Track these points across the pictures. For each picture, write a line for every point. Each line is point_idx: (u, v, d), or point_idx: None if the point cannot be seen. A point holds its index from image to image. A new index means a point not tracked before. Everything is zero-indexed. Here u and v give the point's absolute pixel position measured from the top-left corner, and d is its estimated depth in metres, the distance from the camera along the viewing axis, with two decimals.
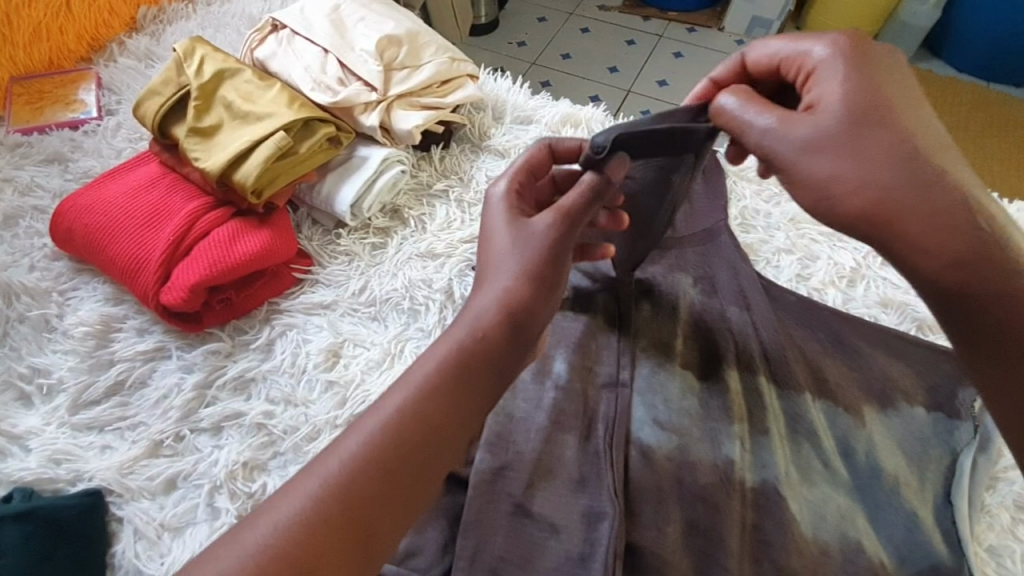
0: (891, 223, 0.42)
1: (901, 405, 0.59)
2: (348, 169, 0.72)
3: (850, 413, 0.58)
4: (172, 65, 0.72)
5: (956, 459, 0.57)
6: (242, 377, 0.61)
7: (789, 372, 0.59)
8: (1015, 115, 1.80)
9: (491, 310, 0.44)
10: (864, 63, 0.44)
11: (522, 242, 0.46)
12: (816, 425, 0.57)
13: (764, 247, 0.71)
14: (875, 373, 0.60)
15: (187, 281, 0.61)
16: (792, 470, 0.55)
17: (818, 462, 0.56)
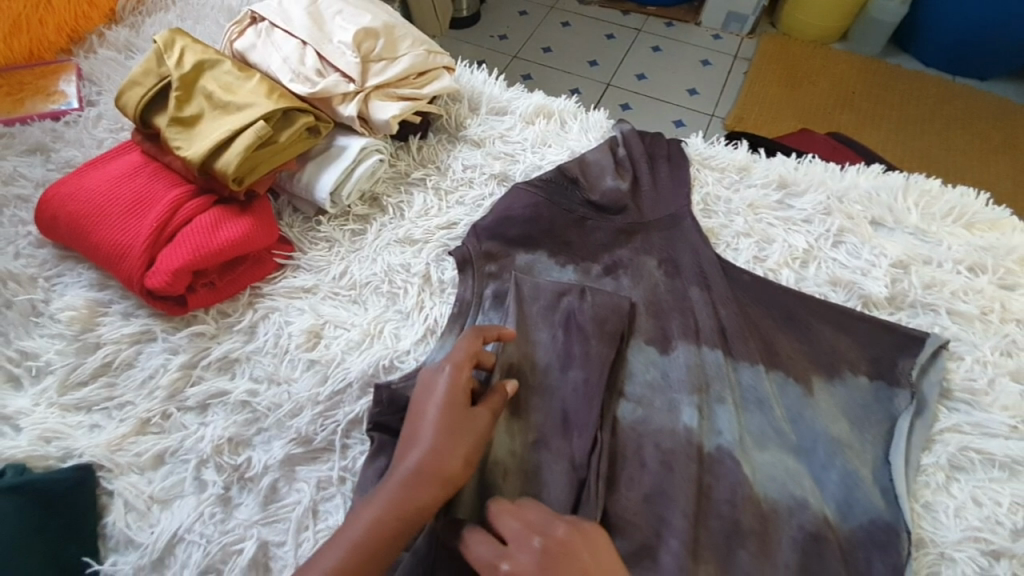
0: None
1: (846, 374, 0.63)
2: (327, 158, 0.75)
3: (799, 383, 0.63)
4: (152, 57, 0.73)
5: (897, 425, 0.60)
6: (226, 357, 0.63)
7: (743, 347, 0.64)
8: (977, 106, 1.88)
9: (445, 430, 0.51)
10: None
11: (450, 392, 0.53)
12: (766, 396, 0.62)
13: (724, 232, 0.74)
14: (823, 346, 0.65)
15: (171, 265, 0.62)
16: (746, 435, 0.60)
17: (770, 428, 0.60)
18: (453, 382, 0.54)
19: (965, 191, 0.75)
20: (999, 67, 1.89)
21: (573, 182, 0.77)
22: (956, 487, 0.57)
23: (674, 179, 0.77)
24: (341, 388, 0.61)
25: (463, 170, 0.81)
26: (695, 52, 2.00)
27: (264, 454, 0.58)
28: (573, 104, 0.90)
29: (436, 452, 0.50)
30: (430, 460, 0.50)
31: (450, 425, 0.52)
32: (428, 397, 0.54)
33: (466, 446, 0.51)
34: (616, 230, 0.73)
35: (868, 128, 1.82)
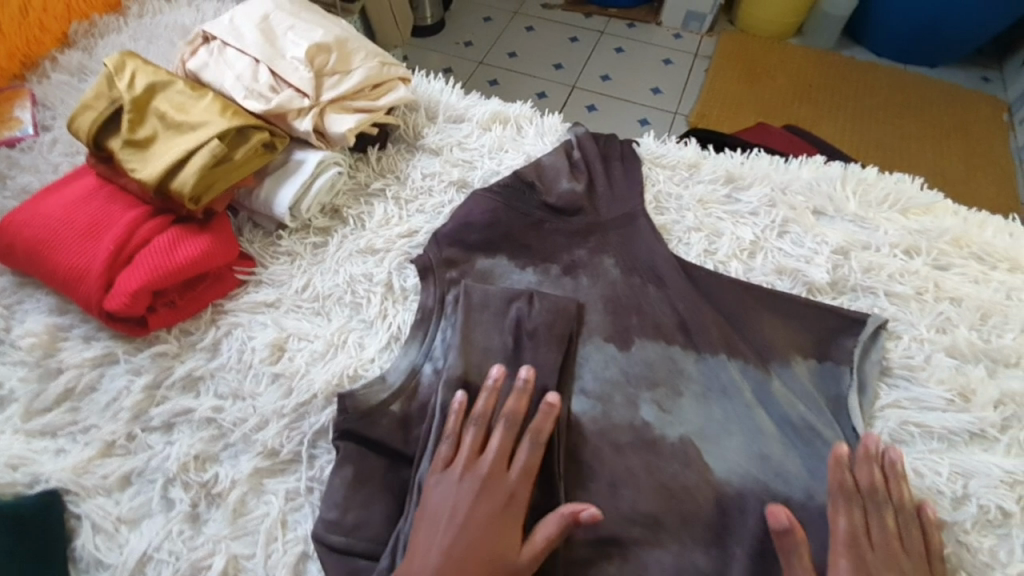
0: None
1: (795, 360, 0.66)
2: (285, 173, 0.75)
3: (750, 370, 0.65)
4: (103, 80, 0.73)
5: (844, 407, 0.63)
6: (190, 376, 0.63)
7: (697, 339, 0.67)
8: (928, 93, 1.96)
9: (475, 529, 0.53)
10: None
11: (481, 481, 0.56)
12: (715, 385, 0.65)
13: (676, 227, 0.77)
14: (771, 331, 0.68)
15: (130, 287, 0.63)
16: (701, 427, 0.62)
17: (721, 417, 0.63)
18: (478, 499, 0.55)
19: (901, 178, 0.79)
20: (947, 55, 1.97)
21: (529, 186, 0.79)
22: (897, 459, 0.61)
23: (627, 180, 0.80)
24: (306, 399, 0.62)
25: (423, 179, 0.83)
26: (657, 51, 2.04)
27: (231, 469, 0.59)
28: (528, 109, 0.92)
29: (466, 543, 0.52)
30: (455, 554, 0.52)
31: (473, 540, 0.53)
32: (447, 501, 0.55)
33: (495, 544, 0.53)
34: (572, 231, 0.75)
35: (824, 119, 1.88)
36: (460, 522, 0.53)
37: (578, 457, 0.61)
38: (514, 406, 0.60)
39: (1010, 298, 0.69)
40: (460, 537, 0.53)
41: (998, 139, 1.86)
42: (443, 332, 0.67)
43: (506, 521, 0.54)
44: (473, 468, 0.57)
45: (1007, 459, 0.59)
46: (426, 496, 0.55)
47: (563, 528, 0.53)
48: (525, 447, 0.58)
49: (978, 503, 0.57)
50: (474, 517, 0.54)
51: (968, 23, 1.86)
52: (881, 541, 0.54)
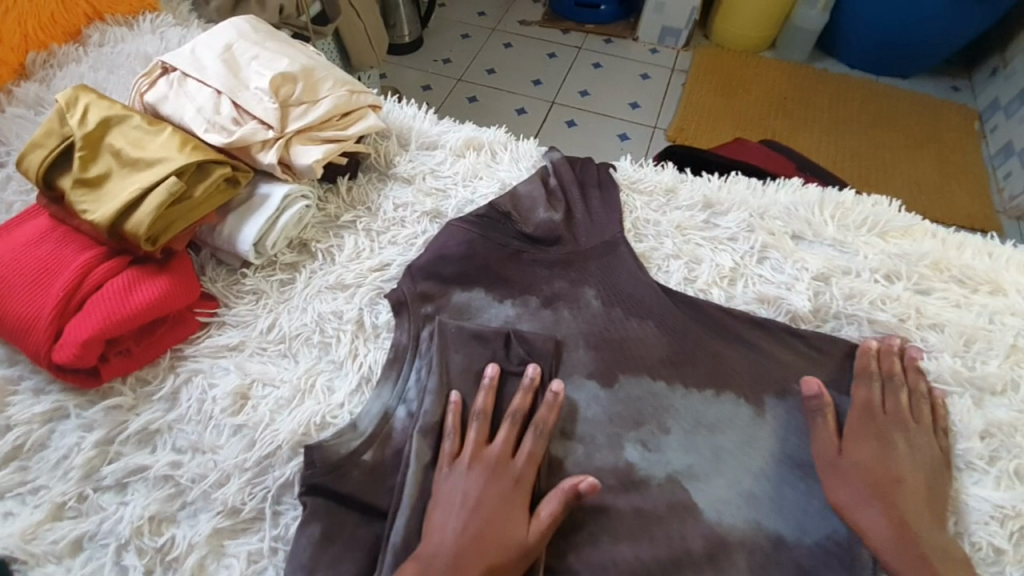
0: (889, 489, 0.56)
1: (787, 391, 0.65)
2: (249, 208, 0.72)
3: (741, 404, 0.64)
4: (54, 116, 0.69)
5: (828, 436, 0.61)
6: (147, 429, 0.60)
7: (685, 374, 0.65)
8: (902, 104, 1.99)
9: (480, 514, 0.54)
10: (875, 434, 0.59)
11: (487, 470, 0.57)
12: (694, 417, 0.63)
13: (655, 255, 0.75)
14: (753, 361, 0.66)
15: (79, 336, 0.59)
16: (689, 467, 0.61)
17: (707, 453, 0.62)
18: (487, 484, 0.56)
19: (879, 201, 0.79)
20: (917, 66, 2.01)
21: (506, 216, 0.77)
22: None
23: (606, 207, 0.78)
24: (270, 451, 0.59)
25: (395, 210, 0.80)
26: (635, 66, 2.05)
27: (190, 530, 0.55)
28: (503, 135, 0.90)
29: (471, 526, 0.54)
30: (463, 541, 0.53)
31: (480, 526, 0.54)
32: (456, 490, 0.56)
33: (503, 527, 0.54)
34: (550, 261, 0.73)
35: (801, 132, 1.90)
36: (470, 507, 0.55)
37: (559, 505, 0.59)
38: (521, 398, 0.62)
39: (991, 322, 0.68)
40: (472, 520, 0.54)
41: (971, 148, 1.88)
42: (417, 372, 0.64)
43: (513, 507, 0.55)
44: (480, 457, 0.58)
45: (996, 492, 0.58)
46: (434, 487, 0.56)
47: (565, 502, 0.55)
48: (529, 434, 0.59)
49: (969, 541, 0.56)
50: (479, 504, 0.55)
51: (936, 37, 1.90)
52: (888, 408, 0.61)
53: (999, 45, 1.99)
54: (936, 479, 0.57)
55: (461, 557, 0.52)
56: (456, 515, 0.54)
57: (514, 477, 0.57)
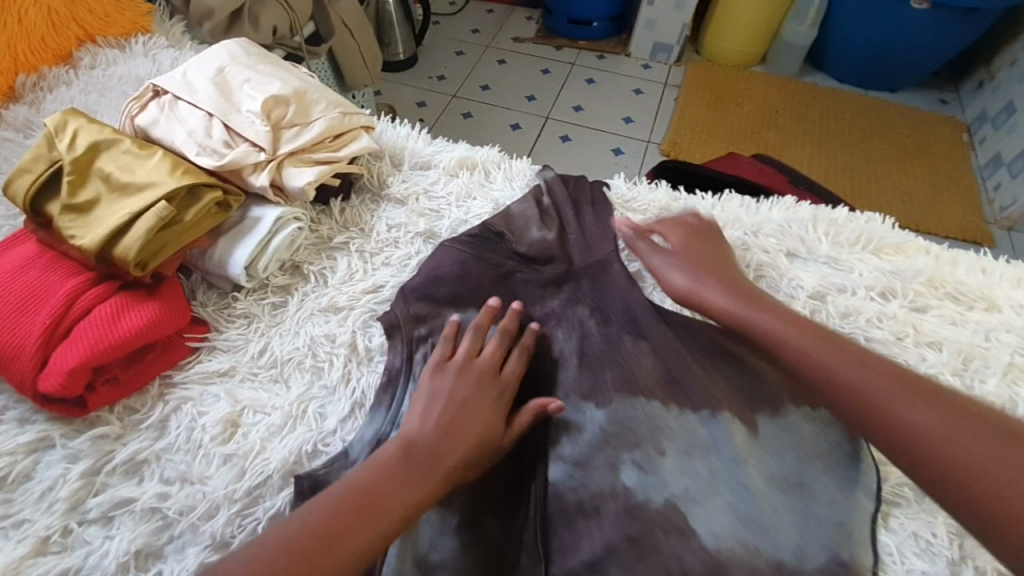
0: (882, 415, 0.57)
1: (789, 409, 0.64)
2: (240, 232, 0.72)
3: (742, 423, 0.63)
4: (42, 141, 0.69)
5: (827, 455, 0.62)
6: (133, 459, 0.58)
7: (685, 393, 0.64)
8: (891, 117, 2.01)
9: (464, 411, 0.59)
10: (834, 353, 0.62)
11: (474, 372, 0.62)
12: (691, 436, 0.62)
13: (649, 274, 0.75)
14: (750, 381, 0.66)
15: (66, 365, 0.58)
16: (686, 489, 0.59)
17: (703, 473, 0.60)
18: (473, 387, 0.61)
19: (871, 218, 0.79)
20: (904, 79, 2.04)
21: (500, 236, 0.77)
22: (886, 517, 0.59)
23: (600, 223, 0.78)
24: (261, 481, 0.58)
25: (388, 230, 0.80)
26: (628, 81, 2.07)
27: (177, 564, 0.53)
28: (497, 154, 0.90)
29: (456, 420, 0.58)
30: (450, 430, 0.57)
31: (453, 421, 0.58)
32: (445, 388, 0.61)
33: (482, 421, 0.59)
34: (544, 281, 0.73)
35: (793, 145, 1.91)
36: (456, 404, 0.59)
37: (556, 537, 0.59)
38: (512, 321, 0.67)
39: (987, 338, 0.68)
40: (455, 418, 0.58)
41: (960, 161, 1.90)
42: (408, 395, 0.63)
43: (494, 411, 0.61)
44: (468, 364, 0.63)
45: None
46: (423, 383, 0.61)
47: (537, 416, 0.62)
48: (516, 354, 0.65)
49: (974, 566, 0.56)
50: (466, 401, 0.60)
51: (923, 51, 1.92)
52: (830, 331, 0.65)
53: (984, 60, 2.02)
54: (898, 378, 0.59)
55: (439, 446, 0.56)
56: (443, 407, 0.59)
57: (498, 384, 0.62)
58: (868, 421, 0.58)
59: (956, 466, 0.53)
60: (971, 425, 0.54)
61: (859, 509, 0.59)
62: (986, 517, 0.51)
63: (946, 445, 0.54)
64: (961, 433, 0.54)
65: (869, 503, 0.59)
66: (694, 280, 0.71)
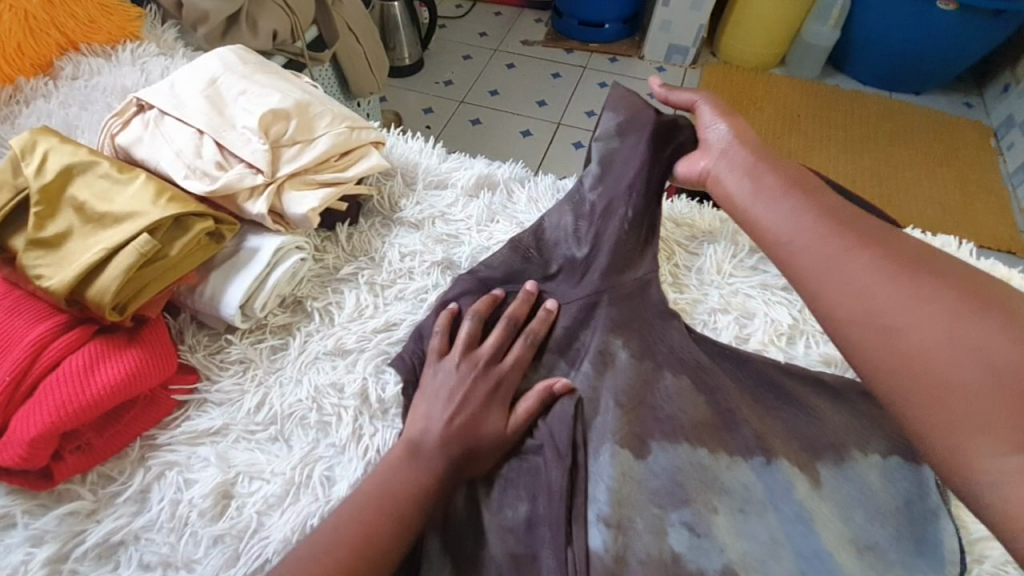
0: (866, 321, 0.46)
1: (855, 454, 0.54)
2: (233, 266, 0.63)
3: (804, 473, 0.53)
4: (8, 165, 0.61)
5: (925, 514, 0.51)
6: (107, 542, 0.50)
7: (736, 436, 0.55)
8: (919, 120, 1.91)
9: (460, 403, 0.56)
10: (836, 239, 0.51)
11: (473, 362, 0.59)
12: (755, 494, 0.53)
13: (698, 308, 0.66)
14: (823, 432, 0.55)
15: (28, 433, 0.49)
16: (746, 554, 0.50)
17: (765, 535, 0.51)
18: (472, 380, 0.57)
19: (946, 244, 0.71)
20: (930, 81, 1.94)
21: (526, 260, 0.67)
22: None
23: (637, 220, 0.66)
24: (257, 567, 0.50)
25: (401, 259, 0.71)
26: (642, 85, 1.98)
27: None
28: (519, 170, 0.82)
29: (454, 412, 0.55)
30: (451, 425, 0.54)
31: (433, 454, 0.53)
32: (444, 383, 0.57)
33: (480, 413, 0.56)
34: (579, 318, 0.64)
35: (819, 151, 1.82)
36: (456, 398, 0.56)
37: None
38: (513, 309, 0.63)
39: None
40: (457, 413, 0.55)
41: (988, 167, 1.80)
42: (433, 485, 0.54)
43: (494, 403, 0.57)
44: (468, 356, 0.59)
45: None
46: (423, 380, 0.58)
47: (542, 401, 0.57)
48: (519, 342, 0.61)
49: None
50: (466, 391, 0.56)
51: (950, 51, 1.82)
52: (839, 212, 0.53)
53: (1009, 61, 1.92)
54: (898, 271, 0.47)
55: (444, 445, 0.53)
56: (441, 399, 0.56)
57: (498, 375, 0.58)
58: (867, 326, 0.46)
59: (918, 354, 0.43)
60: (971, 309, 0.43)
61: None
62: (984, 412, 0.40)
63: (942, 324, 0.43)
64: (936, 325, 0.43)
65: (955, 570, 0.48)
66: (720, 161, 0.62)
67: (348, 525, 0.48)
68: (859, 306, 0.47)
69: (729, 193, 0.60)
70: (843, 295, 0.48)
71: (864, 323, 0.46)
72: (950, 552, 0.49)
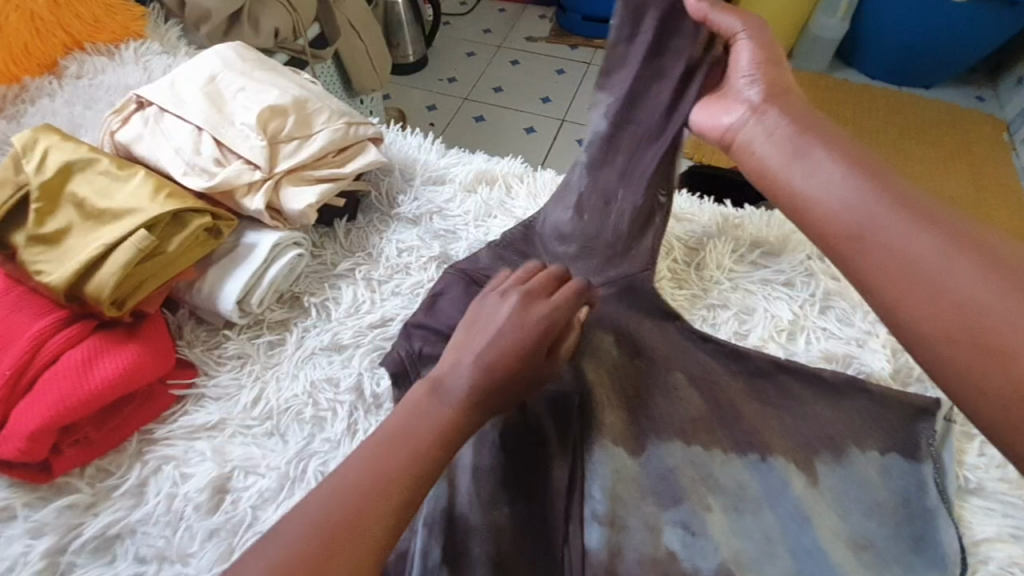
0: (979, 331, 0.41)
1: (852, 451, 0.53)
2: (231, 261, 0.63)
3: (800, 469, 0.52)
4: (10, 163, 0.62)
5: (927, 514, 0.50)
6: (104, 534, 0.51)
7: (731, 432, 0.55)
8: (931, 114, 1.88)
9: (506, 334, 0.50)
10: (920, 218, 0.45)
11: (519, 297, 0.53)
12: (750, 492, 0.52)
13: (696, 304, 0.65)
14: (819, 427, 0.54)
15: (26, 426, 0.50)
16: (742, 552, 0.49)
17: (760, 533, 0.50)
18: (521, 310, 0.52)
19: None
20: (942, 74, 1.90)
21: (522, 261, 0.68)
22: None
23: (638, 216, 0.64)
24: None
25: (399, 254, 0.71)
26: None
27: None
28: (518, 165, 0.81)
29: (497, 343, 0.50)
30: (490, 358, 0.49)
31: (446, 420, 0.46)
32: (492, 319, 0.52)
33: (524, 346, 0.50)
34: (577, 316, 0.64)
35: None
36: (506, 332, 0.51)
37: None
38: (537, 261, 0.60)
39: None
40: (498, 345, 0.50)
41: (1001, 161, 1.76)
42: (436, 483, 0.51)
43: (539, 334, 0.51)
44: (511, 289, 0.55)
45: None
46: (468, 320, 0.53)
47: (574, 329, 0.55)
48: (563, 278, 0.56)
49: None
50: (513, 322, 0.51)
51: (962, 44, 1.79)
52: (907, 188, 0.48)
53: None
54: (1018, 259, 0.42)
55: (484, 376, 0.49)
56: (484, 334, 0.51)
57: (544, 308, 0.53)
58: (971, 346, 0.41)
59: (970, 304, 0.41)
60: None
61: None
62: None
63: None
64: (1001, 292, 0.41)
65: (955, 570, 0.47)
66: (751, 124, 0.56)
67: (350, 488, 0.41)
68: (971, 309, 0.41)
69: (761, 160, 0.55)
70: (941, 297, 0.43)
71: (948, 327, 0.42)
72: (951, 552, 0.48)
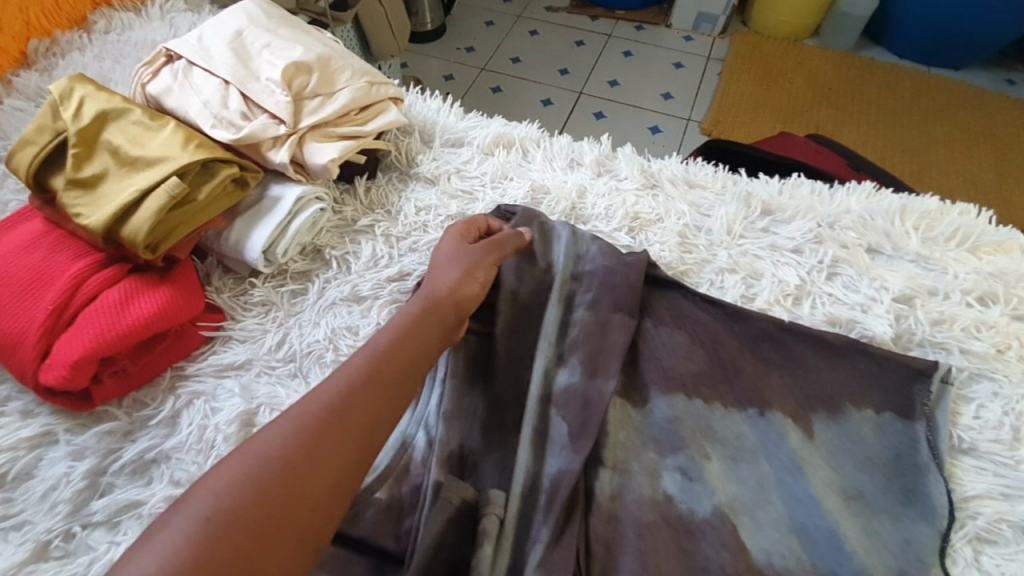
0: None
1: (849, 409, 0.55)
2: (257, 212, 0.66)
3: (797, 424, 0.55)
4: (48, 110, 0.64)
5: (920, 471, 0.52)
6: (142, 459, 0.55)
7: (732, 388, 0.57)
8: (958, 95, 1.83)
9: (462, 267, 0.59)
10: None
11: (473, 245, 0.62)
12: (746, 443, 0.54)
13: (705, 269, 0.67)
14: (815, 384, 0.57)
15: (68, 357, 0.53)
16: (735, 498, 0.52)
17: (755, 481, 0.53)
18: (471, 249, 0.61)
19: (965, 211, 0.69)
20: (973, 56, 1.85)
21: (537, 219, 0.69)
22: (956, 539, 0.50)
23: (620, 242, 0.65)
24: None
25: (417, 213, 0.73)
26: (668, 54, 1.93)
27: None
28: (535, 130, 0.82)
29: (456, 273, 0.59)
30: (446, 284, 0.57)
31: (405, 332, 0.52)
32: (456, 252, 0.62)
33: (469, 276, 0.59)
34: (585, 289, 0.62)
35: (849, 125, 1.75)
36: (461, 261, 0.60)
37: (598, 545, 0.49)
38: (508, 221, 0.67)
39: None
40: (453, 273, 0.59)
41: None
42: (427, 385, 0.58)
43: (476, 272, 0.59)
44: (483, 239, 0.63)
45: None
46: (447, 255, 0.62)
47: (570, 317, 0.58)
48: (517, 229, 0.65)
49: None
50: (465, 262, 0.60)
51: (996, 22, 1.73)
52: None
53: None
54: None
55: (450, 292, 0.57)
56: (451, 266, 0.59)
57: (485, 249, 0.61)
58: None
59: None
60: None
61: (931, 526, 0.50)
62: None
63: None
64: None
65: (942, 522, 0.50)
66: None
67: (327, 391, 0.46)
68: None
69: None
70: None
71: None
72: (939, 506, 0.50)
